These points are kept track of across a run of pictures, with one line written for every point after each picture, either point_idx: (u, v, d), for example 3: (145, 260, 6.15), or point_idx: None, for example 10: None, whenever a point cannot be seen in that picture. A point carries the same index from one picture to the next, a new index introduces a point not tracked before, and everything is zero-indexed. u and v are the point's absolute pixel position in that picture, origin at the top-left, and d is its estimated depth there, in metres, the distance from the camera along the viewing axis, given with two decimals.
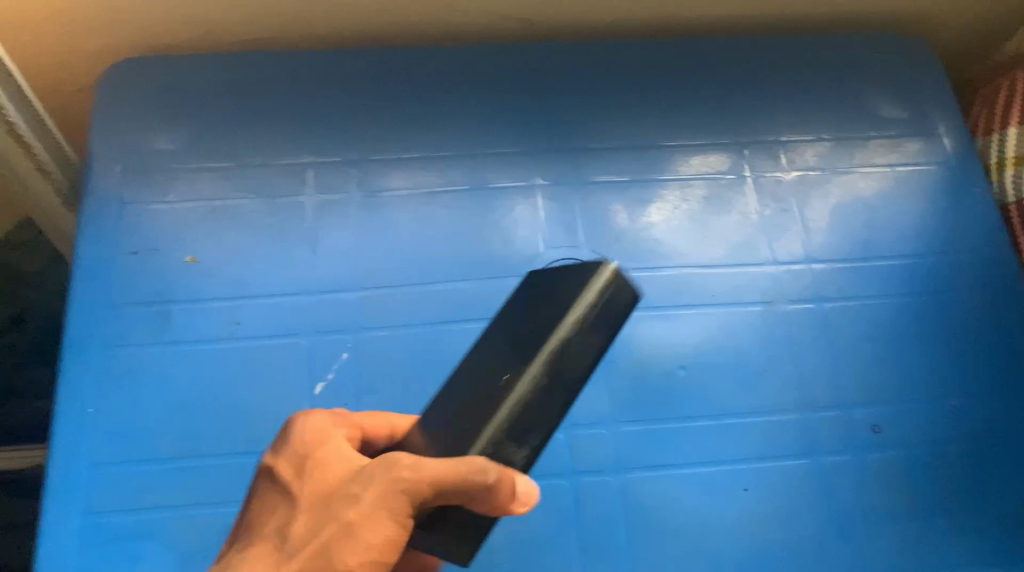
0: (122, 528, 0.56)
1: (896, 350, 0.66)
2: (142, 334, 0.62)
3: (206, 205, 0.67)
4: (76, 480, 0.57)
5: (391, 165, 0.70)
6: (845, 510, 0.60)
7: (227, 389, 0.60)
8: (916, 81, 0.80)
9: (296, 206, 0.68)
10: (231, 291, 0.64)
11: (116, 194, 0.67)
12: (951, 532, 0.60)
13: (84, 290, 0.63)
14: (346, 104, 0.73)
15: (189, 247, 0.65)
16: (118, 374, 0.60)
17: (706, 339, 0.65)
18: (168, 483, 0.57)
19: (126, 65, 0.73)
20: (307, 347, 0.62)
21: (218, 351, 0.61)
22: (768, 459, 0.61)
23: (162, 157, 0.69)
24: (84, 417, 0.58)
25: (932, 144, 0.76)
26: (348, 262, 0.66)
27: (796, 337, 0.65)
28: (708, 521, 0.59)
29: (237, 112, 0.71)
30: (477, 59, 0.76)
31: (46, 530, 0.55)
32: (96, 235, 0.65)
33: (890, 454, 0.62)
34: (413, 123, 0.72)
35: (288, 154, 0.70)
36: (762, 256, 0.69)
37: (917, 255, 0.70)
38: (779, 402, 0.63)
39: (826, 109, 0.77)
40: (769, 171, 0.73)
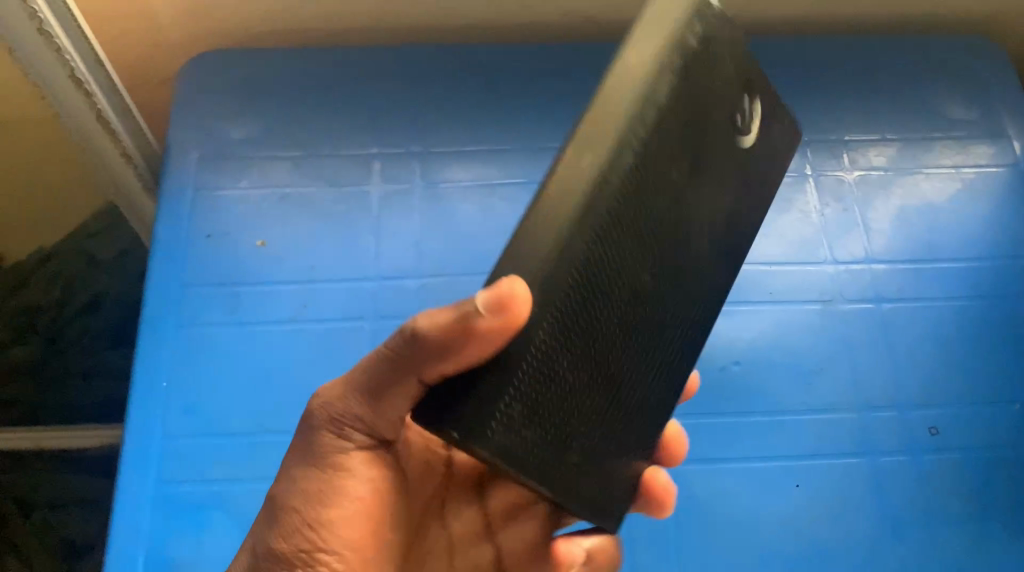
0: (193, 497, 0.58)
1: (957, 353, 0.65)
2: (214, 313, 0.65)
3: (276, 192, 0.70)
4: (150, 451, 0.59)
5: (454, 157, 0.72)
6: (900, 512, 0.59)
7: (293, 369, 0.63)
8: (986, 81, 0.78)
9: (362, 195, 0.70)
10: (298, 274, 0.66)
11: (192, 180, 0.70)
12: (1010, 538, 0.59)
13: (161, 270, 0.66)
14: (411, 97, 0.75)
15: (260, 231, 0.68)
16: (190, 351, 0.63)
17: (762, 336, 0.65)
18: (236, 458, 0.60)
19: (204, 57, 0.77)
20: (369, 330, 0.64)
21: (285, 332, 0.64)
22: (821, 458, 0.61)
23: (235, 145, 0.72)
24: (158, 391, 0.61)
25: (1002, 145, 0.74)
26: (410, 250, 0.68)
27: (854, 337, 0.65)
28: (760, 517, 0.59)
29: (307, 103, 0.74)
30: (540, 56, 0.78)
31: (121, 498, 0.58)
32: (173, 218, 0.68)
33: (948, 458, 0.61)
34: (475, 116, 0.74)
35: (355, 144, 0.72)
36: (820, 255, 0.69)
37: (982, 258, 0.69)
38: (834, 401, 0.63)
39: (891, 109, 0.76)
40: (830, 171, 0.73)
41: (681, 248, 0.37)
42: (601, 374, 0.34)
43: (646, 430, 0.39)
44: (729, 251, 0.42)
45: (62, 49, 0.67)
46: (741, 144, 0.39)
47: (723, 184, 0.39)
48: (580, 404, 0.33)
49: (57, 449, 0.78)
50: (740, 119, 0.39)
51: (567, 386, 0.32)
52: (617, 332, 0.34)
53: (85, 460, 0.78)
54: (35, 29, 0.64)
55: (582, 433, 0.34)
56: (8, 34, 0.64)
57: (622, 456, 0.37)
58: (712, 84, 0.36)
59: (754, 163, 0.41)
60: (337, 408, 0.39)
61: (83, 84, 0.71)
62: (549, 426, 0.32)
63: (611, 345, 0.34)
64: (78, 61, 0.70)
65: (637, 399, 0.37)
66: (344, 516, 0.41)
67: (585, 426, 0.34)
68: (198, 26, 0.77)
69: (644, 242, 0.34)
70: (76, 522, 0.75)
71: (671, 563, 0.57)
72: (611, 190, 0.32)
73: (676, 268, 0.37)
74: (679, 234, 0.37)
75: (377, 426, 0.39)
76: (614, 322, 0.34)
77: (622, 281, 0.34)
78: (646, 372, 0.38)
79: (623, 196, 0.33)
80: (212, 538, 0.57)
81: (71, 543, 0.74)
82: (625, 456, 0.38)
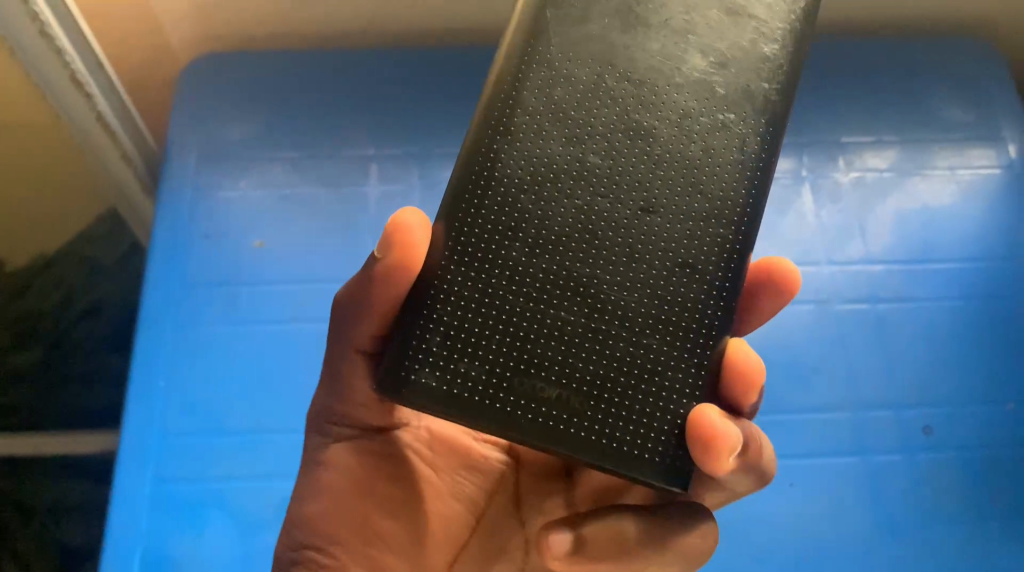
0: (191, 495, 0.58)
1: (952, 352, 0.65)
2: (212, 312, 0.65)
3: (275, 192, 0.70)
4: (148, 448, 0.60)
5: (452, 158, 0.73)
6: (897, 511, 0.59)
7: (291, 367, 0.63)
8: (982, 83, 0.79)
9: (360, 196, 0.70)
10: (296, 274, 0.67)
11: (191, 180, 0.71)
12: (1005, 537, 0.59)
13: (160, 269, 0.66)
14: (410, 99, 0.76)
15: (259, 232, 0.68)
16: (189, 349, 0.63)
17: (759, 336, 0.65)
18: (235, 456, 0.60)
19: (204, 60, 0.77)
20: None
21: (283, 331, 0.64)
22: (817, 457, 0.61)
23: (235, 146, 0.73)
24: (157, 389, 0.61)
25: (998, 148, 0.75)
26: None
27: (850, 337, 0.65)
28: (756, 517, 0.59)
29: (307, 105, 0.75)
30: None
31: (119, 494, 0.58)
32: (173, 218, 0.69)
33: (943, 457, 0.61)
34: (474, 118, 0.75)
35: (354, 145, 0.73)
36: (817, 256, 0.69)
37: (978, 258, 0.69)
38: (830, 401, 0.63)
39: (887, 111, 0.77)
40: (826, 172, 0.73)
41: (638, 131, 0.39)
42: (554, 260, 0.38)
43: (674, 334, 0.38)
44: (749, 97, 0.40)
45: (62, 51, 0.69)
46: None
47: (692, 41, 0.41)
48: (532, 292, 0.37)
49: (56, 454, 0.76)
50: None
51: (505, 276, 0.38)
52: (563, 220, 0.38)
53: (85, 465, 0.78)
54: (36, 31, 0.66)
55: (544, 327, 0.37)
56: (12, 37, 0.64)
57: (638, 358, 0.37)
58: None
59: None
60: (318, 405, 0.45)
61: (84, 85, 0.72)
62: (493, 321, 0.37)
63: (559, 235, 0.38)
64: (78, 62, 0.71)
65: (636, 293, 0.38)
66: (323, 508, 0.43)
67: (551, 320, 0.37)
68: (200, 29, 0.78)
69: (565, 131, 0.39)
70: (77, 527, 0.75)
71: None
72: (503, 101, 0.40)
73: (639, 150, 0.39)
74: (621, 111, 0.40)
75: (354, 413, 0.44)
76: (551, 217, 0.38)
77: (546, 172, 0.39)
78: (639, 259, 0.38)
79: (521, 101, 0.40)
80: (211, 535, 0.57)
81: (73, 548, 0.74)
82: (646, 362, 0.37)
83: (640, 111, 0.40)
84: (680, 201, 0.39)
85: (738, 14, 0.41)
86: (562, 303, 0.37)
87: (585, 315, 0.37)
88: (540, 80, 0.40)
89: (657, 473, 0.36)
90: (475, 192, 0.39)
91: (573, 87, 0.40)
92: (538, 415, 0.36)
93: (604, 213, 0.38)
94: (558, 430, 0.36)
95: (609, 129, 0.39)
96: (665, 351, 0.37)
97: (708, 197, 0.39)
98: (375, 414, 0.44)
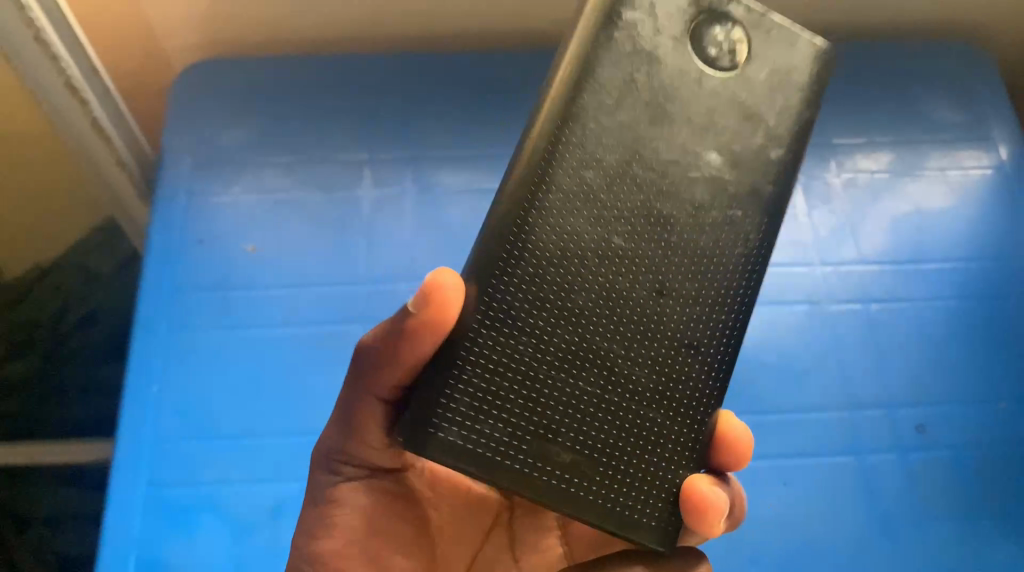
0: (184, 499, 0.58)
1: (944, 352, 0.65)
2: (207, 317, 0.65)
3: (269, 197, 0.71)
4: (142, 453, 0.59)
5: (446, 162, 0.73)
6: (890, 511, 0.59)
7: (285, 372, 0.63)
8: (972, 85, 0.79)
9: (354, 200, 0.71)
10: (290, 278, 0.67)
11: (185, 185, 0.71)
12: (999, 536, 0.59)
13: (154, 273, 0.66)
14: (403, 104, 0.76)
15: (253, 236, 0.69)
16: (183, 354, 0.63)
17: (752, 337, 0.65)
18: (229, 460, 0.60)
19: (198, 66, 0.78)
20: (361, 333, 0.65)
21: (277, 334, 0.65)
22: (811, 457, 0.61)
23: (228, 151, 0.73)
24: (151, 394, 0.61)
25: (988, 149, 0.75)
26: (402, 253, 0.68)
27: (842, 338, 0.66)
28: (751, 518, 0.59)
29: (300, 110, 0.75)
30: (532, 63, 0.79)
31: (113, 499, 0.58)
32: (167, 222, 0.69)
33: (936, 456, 0.61)
34: (468, 123, 0.75)
35: (348, 150, 0.73)
36: (810, 257, 0.69)
37: (970, 258, 0.69)
38: (824, 401, 0.63)
39: (878, 113, 0.77)
40: (818, 174, 0.73)
41: (659, 212, 0.40)
42: (577, 337, 0.38)
43: (676, 412, 0.39)
44: (754, 197, 0.42)
45: (57, 57, 0.69)
46: (715, 79, 0.41)
47: (708, 133, 0.41)
48: (555, 369, 0.37)
49: (48, 466, 0.76)
50: (708, 47, 0.41)
51: (532, 350, 0.37)
52: (587, 299, 0.38)
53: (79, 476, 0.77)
54: (30, 37, 0.66)
55: (565, 403, 0.37)
56: (6, 43, 0.65)
57: (644, 433, 0.39)
58: (644, 44, 0.40)
59: (761, 89, 0.42)
60: (326, 444, 0.44)
61: (78, 92, 0.72)
62: (519, 393, 0.37)
63: (584, 313, 0.38)
64: (73, 68, 0.71)
65: (648, 373, 0.39)
66: (336, 547, 0.42)
67: (567, 393, 0.38)
68: (194, 36, 0.78)
69: (596, 207, 0.39)
70: (70, 538, 0.75)
71: None
72: (540, 168, 0.39)
73: (660, 232, 0.40)
74: (646, 189, 0.39)
75: (367, 455, 0.43)
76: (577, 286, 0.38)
77: (576, 250, 0.38)
78: (652, 342, 0.39)
79: (556, 166, 0.39)
80: (204, 540, 0.57)
81: (65, 559, 0.74)
82: (650, 438, 0.39)
83: (662, 191, 0.40)
84: (692, 284, 0.40)
85: (751, 114, 0.42)
86: (584, 381, 0.38)
87: (603, 392, 0.38)
88: (575, 150, 0.39)
89: (653, 537, 0.39)
90: (507, 261, 0.38)
91: (604, 167, 0.39)
92: (558, 482, 0.37)
93: (626, 292, 0.39)
94: (573, 495, 0.37)
95: (636, 208, 0.39)
96: (669, 429, 0.39)
97: (716, 282, 0.40)
98: (387, 457, 0.44)
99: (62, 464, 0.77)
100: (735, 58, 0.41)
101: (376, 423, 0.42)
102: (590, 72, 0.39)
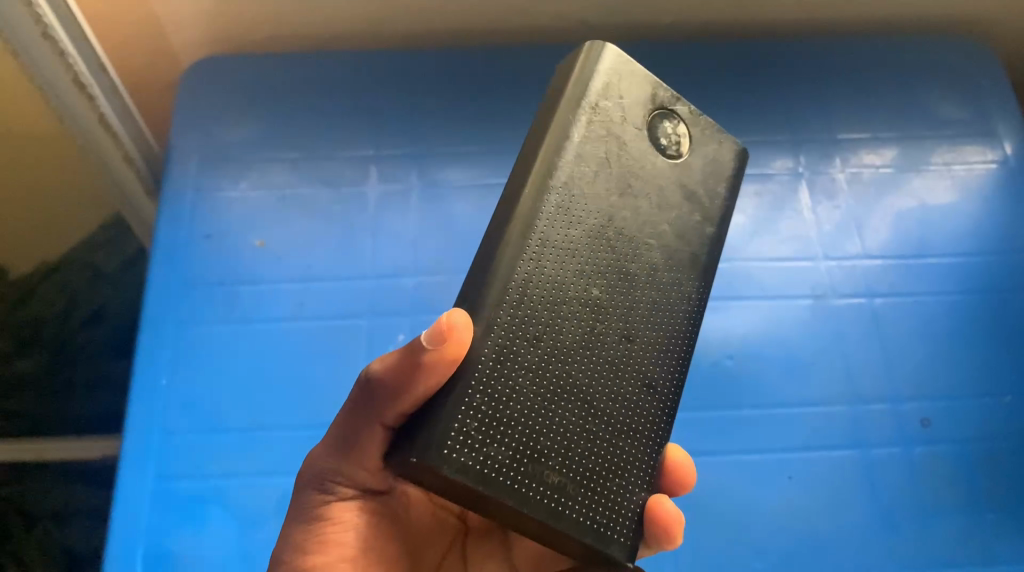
0: (192, 492, 0.59)
1: (949, 347, 0.65)
2: (214, 311, 0.65)
3: (275, 193, 0.71)
4: (151, 446, 0.60)
5: (451, 158, 0.73)
6: (893, 504, 0.59)
7: (291, 367, 0.64)
8: (976, 79, 0.79)
9: (360, 195, 0.71)
10: (296, 272, 0.67)
11: (193, 181, 0.71)
12: (1002, 530, 0.59)
13: (161, 268, 0.67)
14: (409, 100, 0.76)
15: (259, 231, 0.69)
16: (189, 349, 0.64)
17: (756, 331, 0.65)
18: (236, 454, 0.60)
19: (206, 62, 0.78)
20: (366, 327, 0.65)
21: (283, 329, 0.65)
22: (815, 451, 0.61)
23: (236, 147, 0.73)
24: (158, 388, 0.62)
25: (993, 144, 0.75)
26: (407, 249, 0.69)
27: (846, 332, 0.66)
28: (755, 512, 0.59)
29: (307, 106, 0.76)
30: (536, 59, 0.80)
31: (121, 492, 0.58)
32: (174, 218, 0.69)
33: (939, 450, 0.61)
34: (473, 118, 0.75)
35: (353, 145, 0.74)
36: (814, 251, 0.69)
37: (974, 253, 0.70)
38: (828, 395, 0.63)
39: (882, 108, 0.77)
40: (822, 169, 0.74)
41: (631, 259, 0.40)
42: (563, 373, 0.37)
43: (641, 450, 0.40)
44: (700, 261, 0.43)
45: (64, 53, 0.70)
46: (667, 165, 0.43)
47: (665, 205, 0.42)
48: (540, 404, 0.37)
49: (57, 463, 0.77)
50: (659, 137, 0.43)
51: (521, 385, 0.37)
52: (568, 340, 0.38)
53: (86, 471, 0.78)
54: (39, 34, 0.67)
55: (548, 440, 0.37)
56: (14, 40, 0.66)
57: (617, 468, 0.39)
58: (612, 126, 0.41)
59: (698, 176, 0.44)
60: (321, 462, 0.42)
61: (86, 87, 0.73)
62: (512, 427, 0.36)
63: (569, 349, 0.38)
64: (80, 64, 0.72)
65: (620, 412, 0.39)
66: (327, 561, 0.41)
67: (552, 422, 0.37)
68: (202, 33, 0.79)
69: (577, 252, 0.39)
70: (77, 533, 0.75)
71: (667, 560, 0.57)
72: (528, 217, 0.39)
73: (633, 278, 0.40)
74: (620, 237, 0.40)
75: (359, 477, 0.42)
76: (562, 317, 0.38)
77: (561, 295, 0.38)
78: (625, 384, 0.39)
79: (543, 215, 0.39)
80: (211, 533, 0.58)
81: (72, 554, 0.74)
82: (619, 472, 0.39)
83: (634, 239, 0.40)
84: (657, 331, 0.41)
85: (693, 198, 0.43)
86: (563, 416, 0.37)
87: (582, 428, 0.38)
88: (561, 202, 0.39)
89: (624, 552, 0.39)
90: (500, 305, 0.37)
91: (585, 224, 0.39)
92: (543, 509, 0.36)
93: (604, 335, 0.39)
94: (557, 511, 0.37)
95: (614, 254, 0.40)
96: (637, 465, 0.40)
97: (676, 329, 0.42)
98: (379, 479, 0.43)
99: (70, 461, 0.77)
100: (678, 149, 0.43)
101: (375, 450, 0.40)
102: (569, 141, 0.40)
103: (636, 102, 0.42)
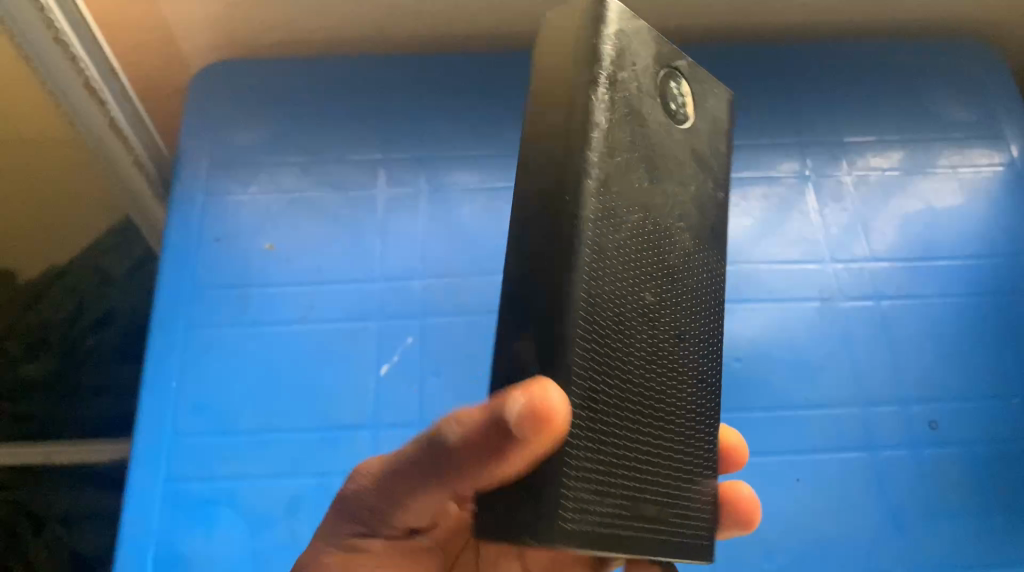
0: (203, 493, 0.59)
1: (957, 349, 0.65)
2: (224, 314, 0.66)
3: (284, 196, 0.71)
4: (162, 446, 0.60)
5: (459, 161, 0.74)
6: (902, 506, 0.59)
7: (302, 368, 0.64)
8: (981, 81, 0.79)
9: (368, 199, 0.71)
10: (306, 275, 0.68)
11: (202, 185, 0.72)
12: (1011, 531, 0.59)
13: (172, 271, 0.67)
14: (417, 103, 0.77)
15: (268, 234, 0.69)
16: (200, 351, 0.64)
17: (763, 334, 0.66)
18: (247, 455, 0.61)
19: (215, 67, 0.79)
20: (375, 329, 0.66)
21: (292, 330, 0.65)
22: (824, 452, 0.61)
23: (244, 151, 0.74)
24: (169, 389, 0.62)
25: (999, 146, 0.75)
26: (415, 251, 0.69)
27: (853, 334, 0.66)
28: (763, 514, 0.59)
29: (315, 110, 0.76)
30: None
31: (133, 492, 0.59)
32: (184, 221, 0.70)
33: (948, 452, 0.61)
34: (480, 122, 0.76)
35: (361, 149, 0.74)
36: (821, 254, 0.69)
37: (981, 256, 0.70)
38: (835, 397, 0.63)
39: (888, 110, 0.77)
40: (829, 171, 0.74)
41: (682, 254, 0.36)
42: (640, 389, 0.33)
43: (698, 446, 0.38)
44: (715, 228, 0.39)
45: (76, 58, 0.70)
46: (681, 133, 0.36)
47: (685, 178, 0.36)
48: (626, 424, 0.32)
49: (64, 466, 0.77)
50: (670, 103, 0.36)
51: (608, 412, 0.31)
52: (641, 352, 0.33)
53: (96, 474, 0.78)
54: (51, 38, 0.67)
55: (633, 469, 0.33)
56: (25, 45, 0.66)
57: (688, 470, 0.37)
58: (632, 101, 0.33)
59: (707, 135, 0.38)
60: (366, 499, 0.37)
61: (97, 92, 0.73)
62: (616, 476, 0.31)
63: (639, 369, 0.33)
64: (91, 69, 0.72)
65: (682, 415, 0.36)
66: None
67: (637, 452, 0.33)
68: (210, 38, 0.80)
69: (642, 255, 0.33)
70: (87, 536, 0.75)
71: None
72: (569, 243, 0.30)
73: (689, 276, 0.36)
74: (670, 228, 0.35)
75: (407, 520, 0.37)
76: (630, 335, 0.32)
77: (627, 310, 0.32)
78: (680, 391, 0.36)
79: (594, 212, 0.30)
80: (222, 533, 0.58)
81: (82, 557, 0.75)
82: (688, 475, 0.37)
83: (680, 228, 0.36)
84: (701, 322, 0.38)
85: (704, 160, 0.38)
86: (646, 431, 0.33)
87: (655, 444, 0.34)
88: (605, 196, 0.31)
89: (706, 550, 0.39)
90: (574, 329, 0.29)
91: (636, 221, 0.33)
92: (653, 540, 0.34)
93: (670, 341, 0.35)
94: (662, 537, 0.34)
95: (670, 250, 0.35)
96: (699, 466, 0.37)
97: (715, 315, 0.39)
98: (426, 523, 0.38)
99: (78, 464, 0.77)
100: (687, 113, 0.37)
101: (427, 504, 0.35)
102: (596, 127, 0.31)
103: (640, 58, 0.34)
